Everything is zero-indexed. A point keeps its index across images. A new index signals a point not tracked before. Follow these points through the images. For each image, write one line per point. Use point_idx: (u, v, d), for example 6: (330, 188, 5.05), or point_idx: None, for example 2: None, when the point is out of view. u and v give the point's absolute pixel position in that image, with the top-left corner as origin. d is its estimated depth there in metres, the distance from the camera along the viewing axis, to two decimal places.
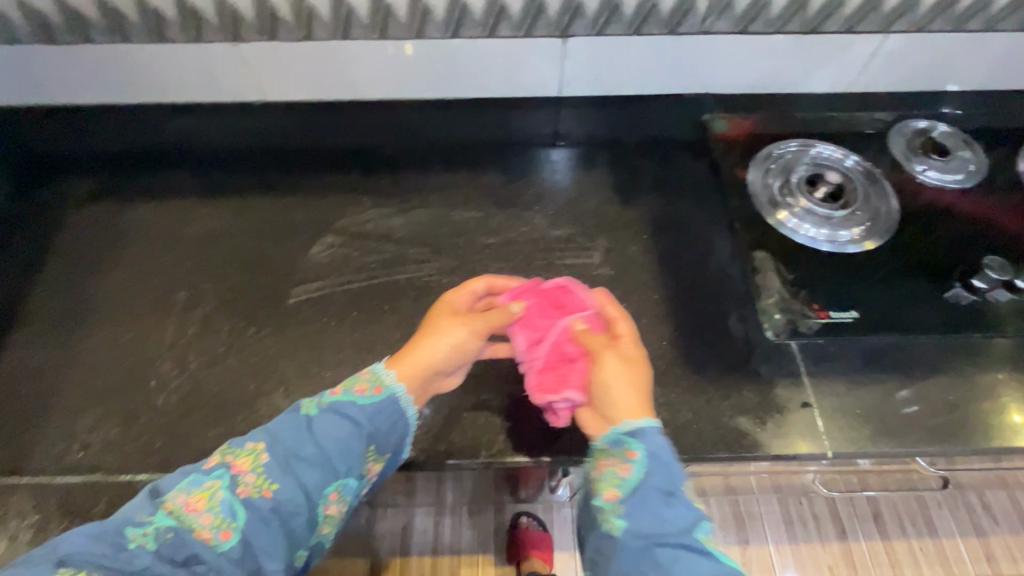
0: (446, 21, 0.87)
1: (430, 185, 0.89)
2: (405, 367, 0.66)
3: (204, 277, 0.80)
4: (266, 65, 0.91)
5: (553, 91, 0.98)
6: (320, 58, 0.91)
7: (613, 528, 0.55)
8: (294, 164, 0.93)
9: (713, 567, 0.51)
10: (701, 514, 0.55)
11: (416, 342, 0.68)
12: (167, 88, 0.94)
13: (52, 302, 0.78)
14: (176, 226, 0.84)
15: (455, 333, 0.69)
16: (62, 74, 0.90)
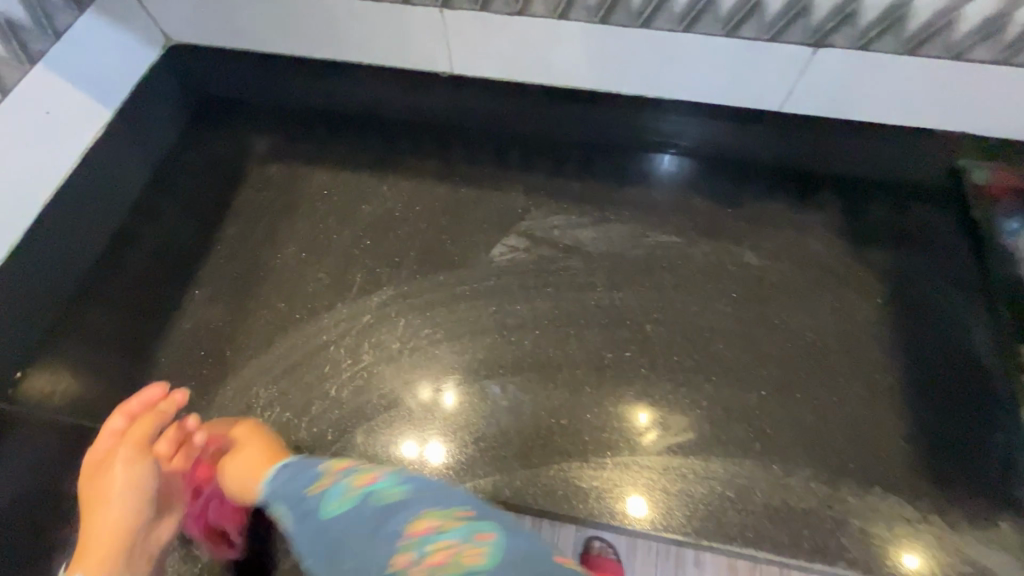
0: (684, 13, 0.75)
1: (625, 197, 0.80)
2: (96, 554, 0.52)
3: (380, 262, 0.75)
4: (465, 38, 0.84)
5: (776, 106, 0.85)
6: (523, 38, 0.82)
7: (400, 494, 0.47)
8: (471, 147, 0.86)
9: (361, 508, 0.46)
10: (326, 480, 0.49)
11: (89, 516, 0.54)
12: (356, 49, 0.88)
13: (232, 264, 0.76)
14: (353, 202, 0.80)
15: (111, 479, 0.55)
16: (260, 22, 0.87)
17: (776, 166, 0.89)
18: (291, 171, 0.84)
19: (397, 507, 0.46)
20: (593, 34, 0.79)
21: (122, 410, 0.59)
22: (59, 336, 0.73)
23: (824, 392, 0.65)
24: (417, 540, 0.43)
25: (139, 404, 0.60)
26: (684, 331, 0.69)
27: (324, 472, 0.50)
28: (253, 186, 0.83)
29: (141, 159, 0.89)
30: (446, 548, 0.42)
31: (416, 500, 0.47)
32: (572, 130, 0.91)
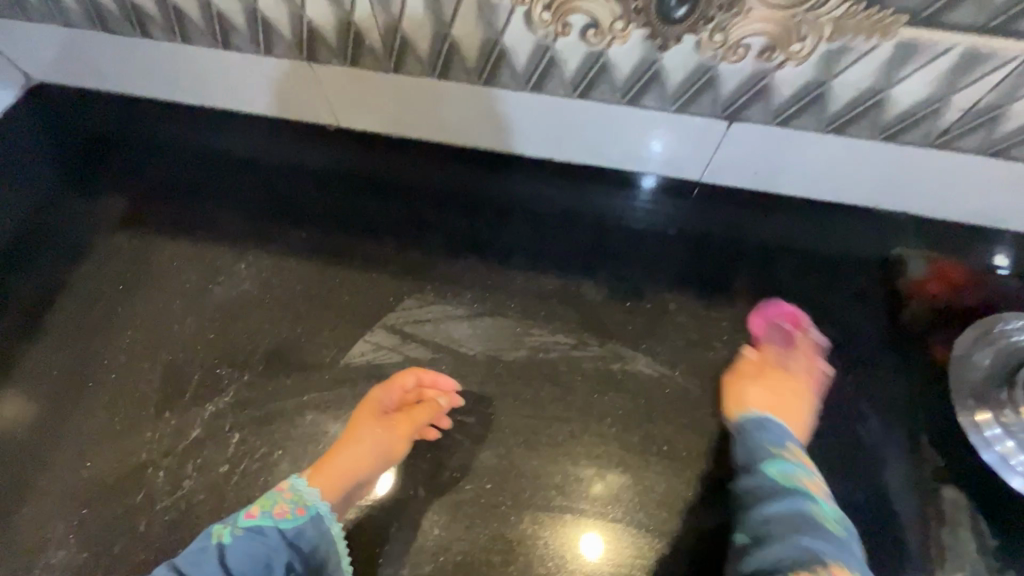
0: (575, 80, 0.64)
1: (513, 283, 0.70)
2: (330, 480, 0.56)
3: (224, 359, 0.66)
4: (343, 92, 0.74)
5: (696, 176, 0.75)
6: (405, 95, 0.72)
7: (809, 496, 0.53)
8: (351, 215, 0.76)
9: (805, 520, 0.51)
10: (785, 456, 0.56)
11: (338, 446, 0.58)
12: (229, 95, 0.80)
13: (59, 354, 0.67)
14: (207, 283, 0.70)
15: (371, 437, 0.59)
16: (125, 63, 0.79)
17: (695, 241, 0.73)
18: (143, 242, 0.74)
19: (809, 517, 0.51)
20: (480, 95, 0.69)
21: (389, 387, 0.62)
22: None
23: (709, 538, 0.57)
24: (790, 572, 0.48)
25: (419, 379, 0.62)
26: (558, 455, 0.61)
27: (787, 447, 0.57)
28: (98, 259, 0.73)
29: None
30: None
31: (777, 548, 0.50)
32: (457, 189, 0.77)
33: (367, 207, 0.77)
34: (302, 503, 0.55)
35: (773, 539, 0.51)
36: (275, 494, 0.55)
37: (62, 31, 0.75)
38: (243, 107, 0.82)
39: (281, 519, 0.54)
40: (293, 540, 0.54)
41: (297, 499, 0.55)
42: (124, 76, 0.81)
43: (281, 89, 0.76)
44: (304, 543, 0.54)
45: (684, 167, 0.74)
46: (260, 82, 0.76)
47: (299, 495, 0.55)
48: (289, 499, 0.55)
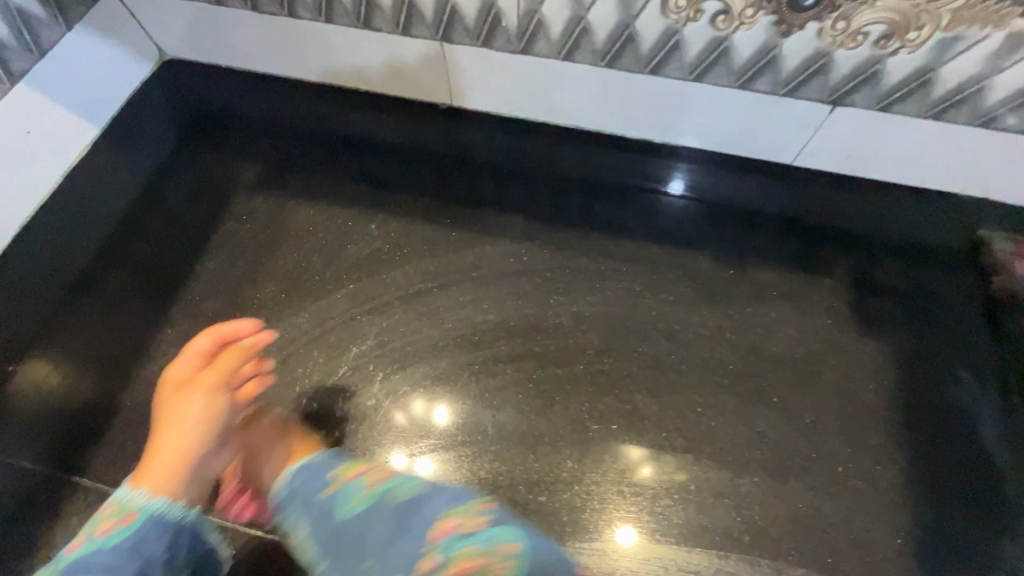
0: (695, 64, 0.70)
1: (623, 250, 0.76)
2: (157, 481, 0.55)
3: (362, 307, 0.72)
4: (465, 74, 0.80)
5: (794, 159, 0.80)
6: (524, 73, 0.78)
7: (409, 490, 0.59)
8: (466, 186, 0.83)
9: (416, 504, 0.58)
10: (338, 483, 0.60)
11: (160, 438, 0.57)
12: (354, 74, 0.86)
13: (212, 300, 0.74)
14: (342, 242, 0.77)
15: (189, 407, 0.57)
16: (258, 42, 0.85)
17: (786, 218, 0.80)
18: (279, 204, 0.81)
19: (457, 502, 0.58)
20: (598, 78, 0.75)
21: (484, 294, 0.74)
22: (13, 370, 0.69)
23: (820, 481, 0.63)
24: (441, 549, 0.54)
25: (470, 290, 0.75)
26: (676, 403, 0.66)
27: (331, 480, 0.60)
28: (239, 218, 0.80)
29: (122, 176, 0.85)
30: (467, 556, 0.53)
31: (478, 537, 0.54)
32: (564, 166, 0.84)
33: (481, 180, 0.83)
34: (128, 511, 0.54)
35: (407, 520, 0.57)
36: (105, 512, 0.54)
37: (208, 10, 0.82)
38: (363, 86, 0.88)
39: (107, 536, 0.52)
40: (139, 544, 0.53)
41: (122, 510, 0.54)
42: (255, 53, 0.87)
43: (404, 70, 0.83)
44: (175, 547, 0.55)
45: (779, 151, 0.79)
46: (387, 62, 0.82)
47: (124, 504, 0.54)
48: (114, 513, 0.54)
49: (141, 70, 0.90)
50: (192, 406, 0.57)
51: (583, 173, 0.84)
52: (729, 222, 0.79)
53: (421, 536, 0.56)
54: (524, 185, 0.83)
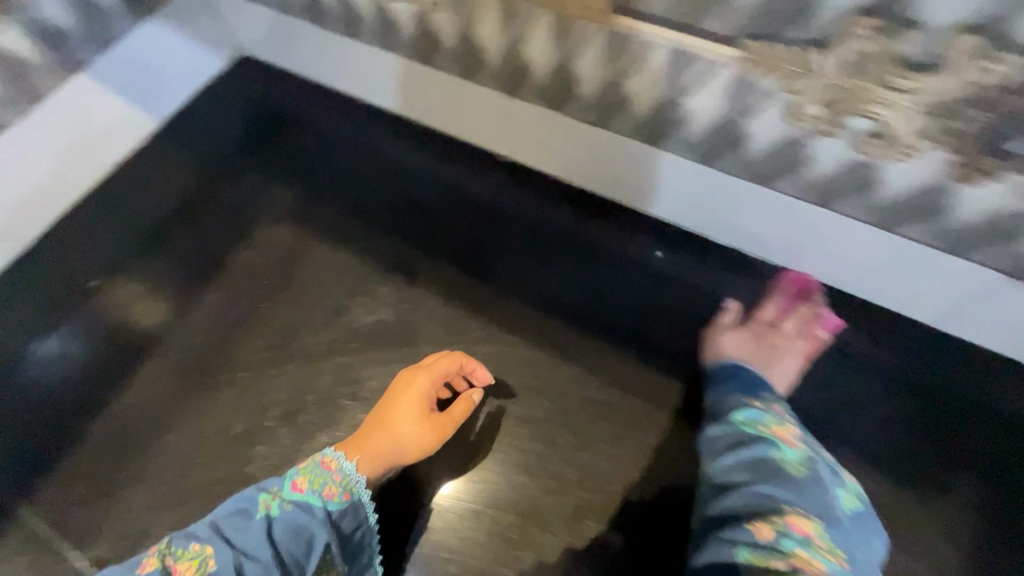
0: (819, 187, 0.52)
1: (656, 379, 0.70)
2: (368, 458, 0.60)
3: (349, 384, 0.65)
4: (530, 131, 0.68)
5: (923, 313, 0.63)
6: (635, 158, 0.63)
7: (266, 508, 0.54)
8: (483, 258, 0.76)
9: (301, 533, 0.54)
10: (349, 491, 0.57)
11: (381, 433, 0.61)
12: (409, 104, 0.76)
13: (208, 335, 0.70)
14: (344, 302, 0.68)
15: (410, 428, 0.62)
16: (317, 52, 0.77)
17: (869, 386, 0.68)
18: (297, 242, 0.75)
19: (772, 463, 0.55)
20: (688, 170, 0.60)
21: (426, 373, 0.63)
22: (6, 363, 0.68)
23: None
24: None
25: (461, 367, 0.66)
26: None
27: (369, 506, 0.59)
28: (257, 246, 0.75)
29: (169, 174, 0.83)
30: None
31: (768, 486, 0.54)
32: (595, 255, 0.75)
33: (502, 255, 0.75)
34: (348, 490, 0.57)
35: (237, 539, 0.52)
36: (325, 472, 0.57)
37: (277, 16, 0.76)
38: (416, 116, 0.78)
39: (329, 500, 0.56)
40: (337, 522, 0.56)
41: (344, 484, 0.57)
42: (314, 64, 0.80)
43: (463, 109, 0.71)
44: (335, 527, 0.56)
45: (898, 296, 0.62)
46: (446, 100, 0.71)
47: (348, 481, 0.57)
48: (338, 483, 0.57)
49: (213, 64, 0.87)
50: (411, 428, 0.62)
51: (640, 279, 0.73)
52: (773, 366, 0.66)
53: (214, 553, 0.51)
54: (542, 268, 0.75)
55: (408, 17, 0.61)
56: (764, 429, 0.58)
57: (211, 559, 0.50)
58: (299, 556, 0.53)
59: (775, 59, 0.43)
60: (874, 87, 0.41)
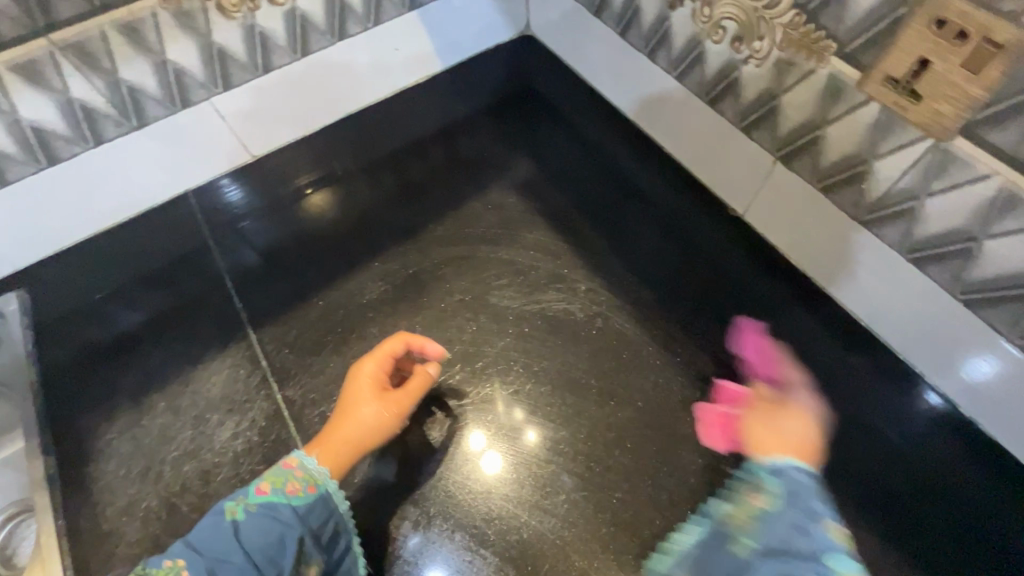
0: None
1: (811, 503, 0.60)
2: (336, 454, 0.59)
3: (521, 355, 0.69)
4: (805, 218, 0.68)
5: None
6: (869, 292, 0.65)
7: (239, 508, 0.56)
8: (721, 322, 0.69)
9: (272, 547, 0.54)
10: (300, 469, 0.58)
11: (339, 421, 0.61)
12: (668, 132, 0.79)
13: (417, 258, 0.77)
14: (547, 282, 0.73)
15: (364, 412, 0.61)
16: (604, 59, 0.85)
17: None
18: (522, 215, 0.80)
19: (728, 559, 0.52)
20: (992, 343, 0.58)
21: (375, 358, 0.63)
22: (262, 213, 0.80)
23: None
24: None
25: (407, 348, 0.64)
26: None
27: (320, 478, 0.58)
28: (486, 202, 0.82)
29: (427, 104, 0.90)
30: None
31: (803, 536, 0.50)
32: (839, 377, 0.66)
33: (739, 329, 0.69)
34: (312, 482, 0.58)
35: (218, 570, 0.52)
36: (286, 473, 0.57)
37: (580, 11, 0.87)
38: (666, 145, 0.81)
39: (293, 497, 0.57)
40: (304, 518, 0.56)
41: (307, 479, 0.58)
42: (593, 66, 0.88)
43: (728, 161, 0.73)
44: (312, 521, 0.57)
45: None
46: (717, 148, 0.73)
47: (308, 475, 0.58)
48: (300, 479, 0.57)
49: (502, 35, 0.95)
50: (365, 412, 0.61)
51: (832, 384, 0.65)
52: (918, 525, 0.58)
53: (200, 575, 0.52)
54: (779, 369, 0.66)
55: (722, 58, 0.64)
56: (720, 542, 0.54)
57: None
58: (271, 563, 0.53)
59: None
60: None
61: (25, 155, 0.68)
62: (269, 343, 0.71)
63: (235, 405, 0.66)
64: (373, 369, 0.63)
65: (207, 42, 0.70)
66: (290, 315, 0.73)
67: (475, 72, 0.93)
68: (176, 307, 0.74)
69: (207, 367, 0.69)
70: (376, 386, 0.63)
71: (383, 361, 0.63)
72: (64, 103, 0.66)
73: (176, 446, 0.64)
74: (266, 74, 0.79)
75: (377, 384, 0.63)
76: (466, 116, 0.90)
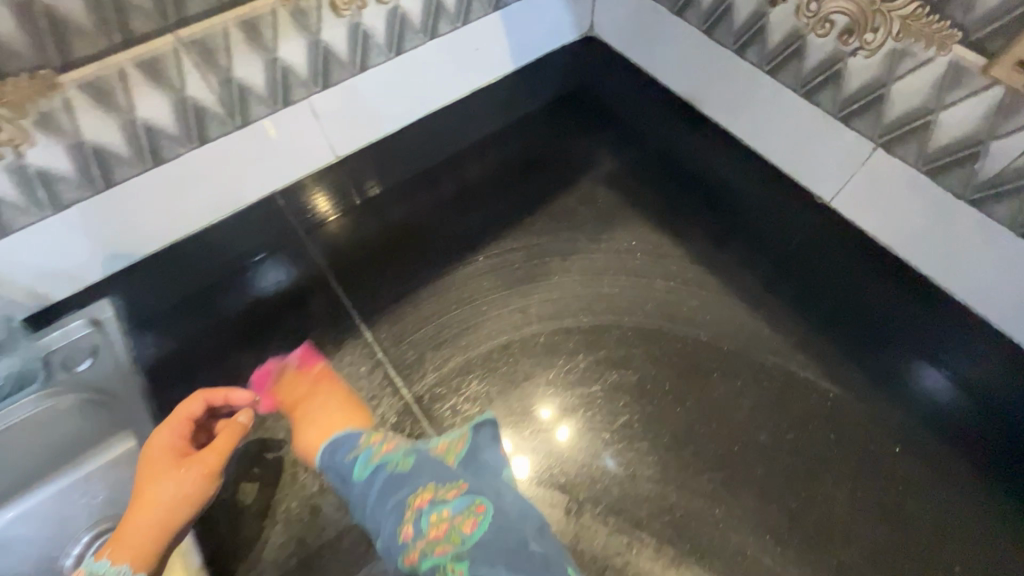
0: None
1: (941, 469, 0.63)
2: (138, 550, 0.52)
3: (639, 342, 0.69)
4: (871, 186, 0.73)
5: None
6: (904, 228, 0.72)
7: None
8: (822, 305, 0.72)
9: None
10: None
11: (137, 507, 0.54)
12: (750, 126, 0.82)
13: (519, 252, 0.78)
14: (653, 271, 0.75)
15: (162, 485, 0.54)
16: (678, 54, 0.88)
17: None
18: (615, 207, 0.82)
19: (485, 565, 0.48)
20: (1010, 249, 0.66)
21: (169, 425, 0.58)
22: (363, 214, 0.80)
23: None
24: None
25: (207, 405, 0.59)
26: None
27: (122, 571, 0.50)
28: (577, 197, 0.83)
29: (507, 104, 0.92)
30: (440, 522, 0.52)
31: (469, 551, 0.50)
32: (937, 350, 0.69)
33: (839, 312, 0.72)
34: None
35: None
36: None
37: (650, 7, 0.89)
38: (748, 137, 0.83)
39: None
40: None
41: None
42: (667, 64, 0.90)
43: (811, 148, 0.76)
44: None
45: None
46: (799, 135, 0.77)
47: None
48: None
49: (569, 36, 0.97)
50: (167, 484, 0.54)
51: (937, 355, 0.68)
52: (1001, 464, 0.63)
53: None
54: (886, 344, 0.70)
55: (826, 51, 0.68)
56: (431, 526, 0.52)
57: None
58: None
59: None
60: None
61: (134, 156, 0.66)
62: (385, 340, 0.70)
63: (363, 403, 0.66)
64: (165, 439, 0.57)
65: (315, 40, 0.70)
66: (402, 312, 0.72)
67: (547, 73, 0.96)
68: (282, 308, 0.73)
69: (325, 366, 0.68)
70: (178, 451, 0.57)
71: (179, 424, 0.58)
72: (178, 101, 0.65)
73: (306, 447, 0.63)
74: (363, 73, 0.79)
75: (178, 449, 0.57)
76: (542, 116, 0.92)
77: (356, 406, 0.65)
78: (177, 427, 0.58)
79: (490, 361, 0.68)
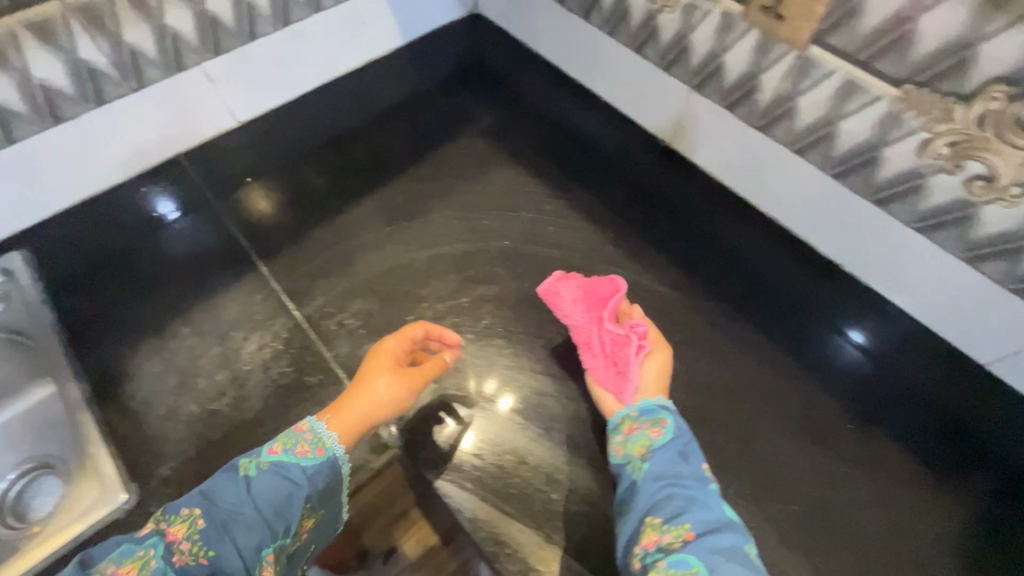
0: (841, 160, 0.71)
1: (736, 339, 0.77)
2: (346, 424, 0.62)
3: (503, 263, 0.81)
4: (688, 118, 0.87)
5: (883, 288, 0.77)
6: (712, 148, 0.87)
7: (247, 470, 0.57)
8: (652, 221, 0.87)
9: (278, 505, 0.55)
10: (309, 431, 0.61)
11: (355, 392, 0.65)
12: (605, 81, 0.96)
13: (403, 195, 0.88)
14: (519, 205, 0.87)
15: (378, 382, 0.65)
16: (544, 23, 0.99)
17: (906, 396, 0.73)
18: (491, 155, 0.94)
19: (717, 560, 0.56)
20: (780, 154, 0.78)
21: (397, 337, 0.68)
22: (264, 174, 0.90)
23: None
24: (196, 540, 0.52)
25: (427, 334, 0.69)
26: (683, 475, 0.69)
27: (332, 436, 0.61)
28: (458, 149, 0.95)
29: (398, 75, 1.03)
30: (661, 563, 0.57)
31: (710, 538, 0.58)
32: (738, 247, 0.84)
33: (666, 225, 0.86)
34: (321, 445, 0.60)
35: (233, 532, 0.53)
36: (296, 434, 0.61)
37: None
38: (605, 91, 0.97)
39: (303, 458, 0.59)
40: (313, 477, 0.58)
41: (315, 441, 0.60)
42: (538, 33, 1.02)
43: (649, 94, 0.90)
44: (320, 480, 0.59)
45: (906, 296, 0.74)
46: (640, 84, 0.90)
47: (318, 438, 0.60)
48: (308, 441, 0.60)
49: (455, 13, 1.08)
50: (381, 384, 0.65)
51: (736, 250, 0.84)
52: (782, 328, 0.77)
53: (216, 531, 0.53)
54: (698, 245, 0.84)
55: (644, 11, 0.81)
56: (673, 549, 0.58)
57: (199, 521, 0.54)
58: (284, 509, 0.56)
59: (926, 102, 0.59)
60: (997, 141, 0.56)
61: (35, 114, 0.73)
62: (280, 272, 0.79)
63: (258, 323, 0.75)
64: (397, 347, 0.68)
65: (201, 10, 0.78)
66: (296, 249, 0.82)
67: (435, 45, 1.07)
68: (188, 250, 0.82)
69: (225, 296, 0.77)
70: (397, 359, 0.68)
71: (411, 337, 0.69)
72: (70, 62, 0.72)
73: (206, 361, 0.72)
74: (253, 41, 0.87)
75: (399, 353, 0.68)
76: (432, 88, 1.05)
77: (253, 326, 0.75)
78: (402, 338, 0.68)
79: (372, 284, 0.78)
